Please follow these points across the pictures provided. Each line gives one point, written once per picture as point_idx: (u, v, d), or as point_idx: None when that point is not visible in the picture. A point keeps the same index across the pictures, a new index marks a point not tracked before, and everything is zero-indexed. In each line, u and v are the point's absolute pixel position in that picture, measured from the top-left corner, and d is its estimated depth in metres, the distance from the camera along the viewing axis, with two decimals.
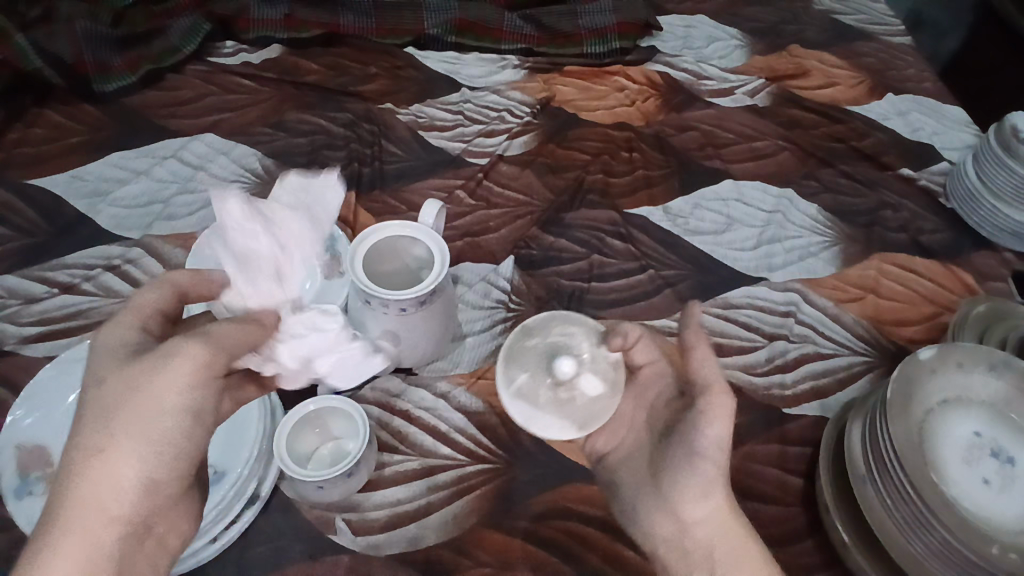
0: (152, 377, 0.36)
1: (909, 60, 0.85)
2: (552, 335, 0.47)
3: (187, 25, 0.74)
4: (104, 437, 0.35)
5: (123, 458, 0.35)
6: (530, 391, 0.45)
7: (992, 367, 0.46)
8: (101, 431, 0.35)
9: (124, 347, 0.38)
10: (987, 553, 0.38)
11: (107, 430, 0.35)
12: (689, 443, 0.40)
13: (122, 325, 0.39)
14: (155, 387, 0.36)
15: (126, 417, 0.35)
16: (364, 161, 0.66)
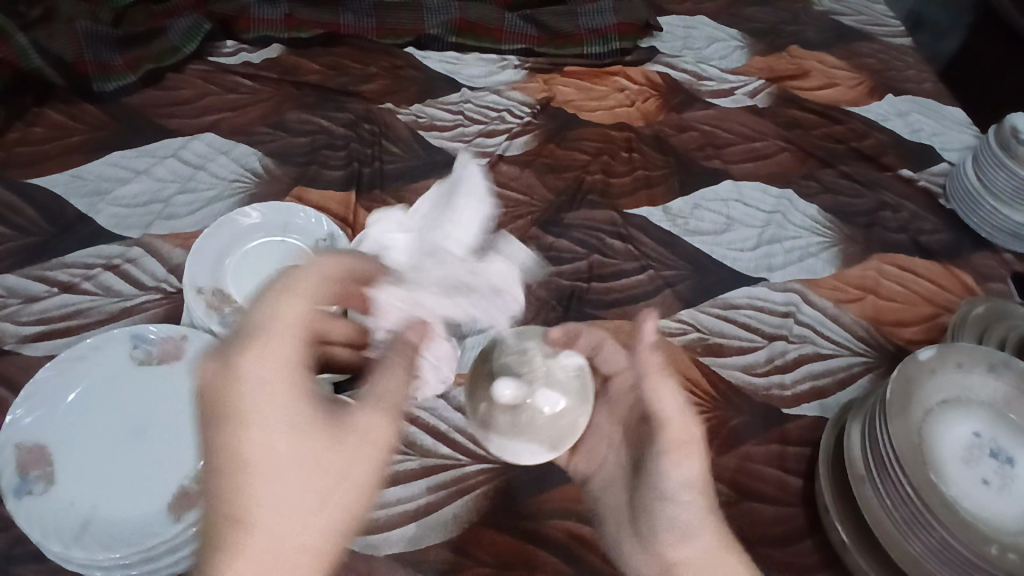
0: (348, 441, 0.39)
1: (909, 60, 0.85)
2: (508, 352, 0.46)
3: (187, 25, 0.74)
4: (305, 485, 0.37)
5: (319, 511, 0.37)
6: (489, 418, 0.45)
7: (992, 367, 0.46)
8: (316, 477, 0.37)
9: (303, 378, 0.38)
10: (987, 553, 0.38)
11: (309, 478, 0.37)
12: (665, 484, 0.46)
13: (293, 345, 0.38)
14: (352, 451, 0.39)
15: (328, 471, 0.37)
16: (365, 161, 0.66)
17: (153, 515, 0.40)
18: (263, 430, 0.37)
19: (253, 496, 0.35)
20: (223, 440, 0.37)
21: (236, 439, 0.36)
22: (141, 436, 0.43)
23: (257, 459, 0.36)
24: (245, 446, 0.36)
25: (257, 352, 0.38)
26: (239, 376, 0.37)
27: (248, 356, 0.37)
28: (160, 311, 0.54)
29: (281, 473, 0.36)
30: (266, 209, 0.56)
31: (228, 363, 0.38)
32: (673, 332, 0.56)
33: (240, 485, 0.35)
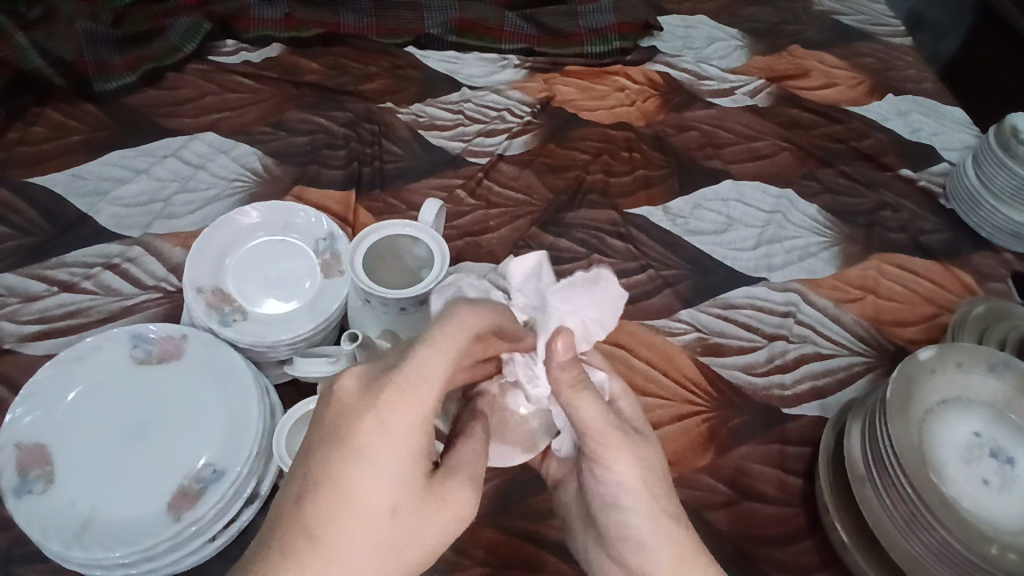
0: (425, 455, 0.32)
1: (908, 60, 0.85)
2: None
3: (187, 24, 0.74)
4: (355, 500, 0.30)
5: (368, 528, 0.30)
6: None
7: (992, 367, 0.46)
8: (374, 490, 0.30)
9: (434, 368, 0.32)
10: (986, 553, 0.38)
11: (363, 491, 0.30)
12: (603, 493, 0.39)
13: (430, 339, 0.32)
14: (409, 471, 0.31)
15: (385, 488, 0.31)
16: (365, 161, 0.66)
17: (152, 514, 0.41)
18: (382, 469, 0.30)
19: (356, 544, 0.30)
20: (352, 472, 0.30)
21: (337, 469, 0.30)
22: (140, 435, 0.43)
23: (400, 494, 0.31)
24: (384, 482, 0.30)
25: (427, 378, 0.31)
26: (395, 409, 0.31)
27: (428, 371, 0.31)
28: (160, 310, 0.54)
29: (345, 531, 0.30)
30: (265, 209, 0.56)
31: (432, 393, 0.31)
32: (673, 332, 0.56)
33: (389, 520, 0.31)
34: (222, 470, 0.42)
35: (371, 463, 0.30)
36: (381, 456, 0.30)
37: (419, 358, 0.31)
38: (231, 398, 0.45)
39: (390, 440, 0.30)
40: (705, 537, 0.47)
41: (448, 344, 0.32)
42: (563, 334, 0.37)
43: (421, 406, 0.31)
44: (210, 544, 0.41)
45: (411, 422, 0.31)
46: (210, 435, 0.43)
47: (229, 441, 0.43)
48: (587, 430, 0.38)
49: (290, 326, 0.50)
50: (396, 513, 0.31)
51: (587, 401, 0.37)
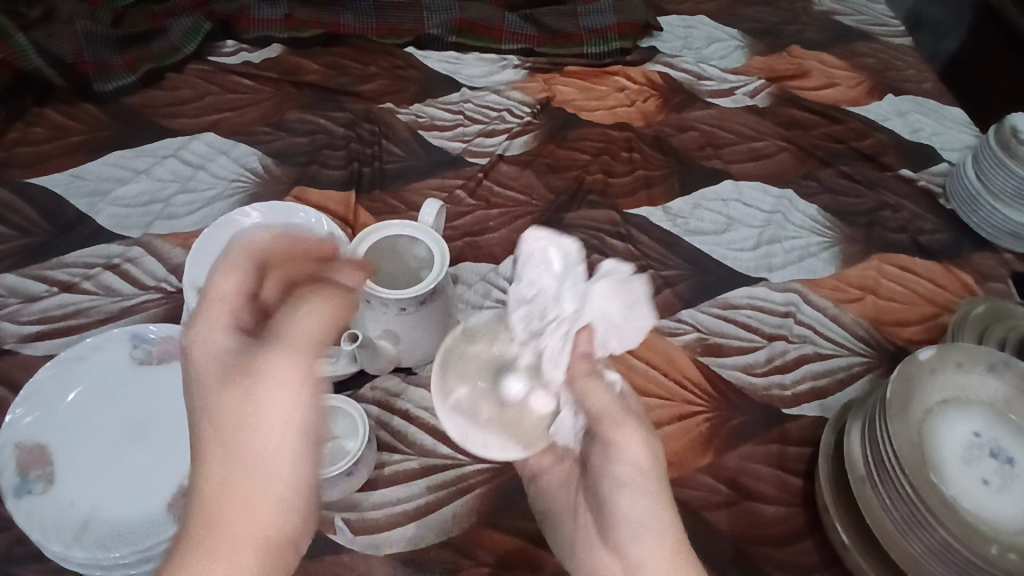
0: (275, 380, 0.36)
1: (908, 60, 0.85)
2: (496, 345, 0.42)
3: (187, 24, 0.74)
4: (237, 425, 0.35)
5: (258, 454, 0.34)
6: (470, 407, 0.40)
7: (992, 367, 0.46)
8: (247, 423, 0.35)
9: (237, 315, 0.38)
10: (987, 553, 0.38)
11: (245, 419, 0.35)
12: (605, 478, 0.40)
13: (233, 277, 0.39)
14: (268, 399, 0.35)
15: (253, 411, 0.35)
16: (365, 161, 0.66)
17: (151, 514, 0.41)
18: (276, 414, 0.35)
19: (257, 484, 0.34)
20: (246, 423, 0.35)
21: (232, 424, 0.35)
22: (139, 435, 0.43)
23: (299, 432, 0.35)
24: (276, 426, 0.35)
25: (311, 333, 0.37)
26: (279, 363, 0.36)
27: (311, 331, 0.37)
28: (160, 310, 0.54)
29: (250, 471, 0.34)
30: (265, 208, 0.56)
31: (306, 347, 0.37)
32: (673, 332, 0.56)
33: (290, 461, 0.35)
34: None
35: (263, 413, 0.35)
36: (270, 406, 0.35)
37: (298, 317, 0.37)
38: None
39: (277, 391, 0.35)
40: (705, 537, 0.47)
41: (324, 306, 0.38)
42: (588, 328, 0.41)
43: (298, 357, 0.36)
44: None
45: (296, 371, 0.36)
46: None
47: None
48: (596, 415, 0.40)
49: None
50: (294, 453, 0.35)
51: (596, 387, 0.41)
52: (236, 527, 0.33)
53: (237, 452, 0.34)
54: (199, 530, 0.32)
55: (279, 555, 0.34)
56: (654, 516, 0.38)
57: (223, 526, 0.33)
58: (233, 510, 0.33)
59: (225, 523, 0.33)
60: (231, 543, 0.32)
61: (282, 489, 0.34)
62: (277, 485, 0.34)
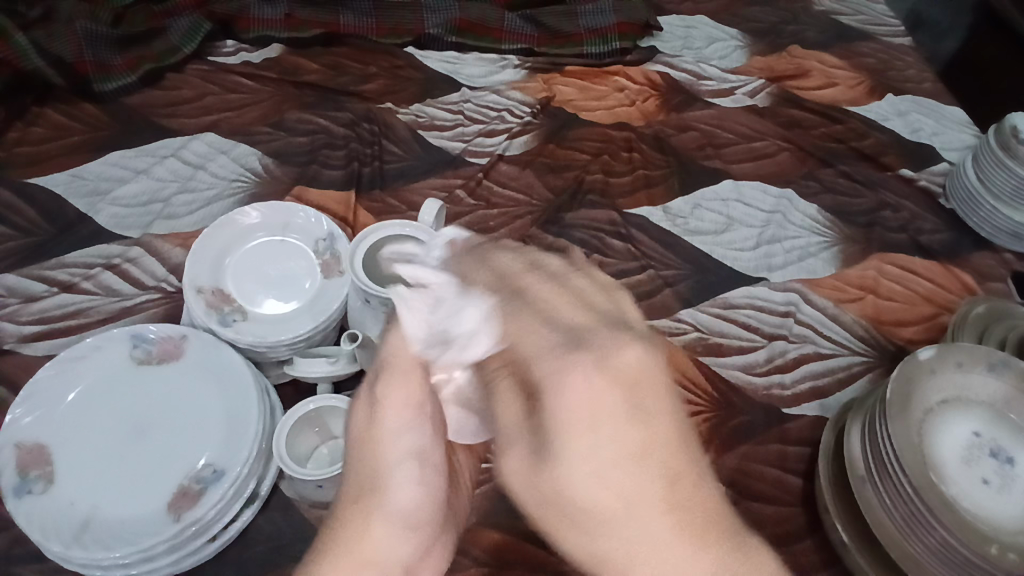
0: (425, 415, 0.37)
1: (908, 60, 0.86)
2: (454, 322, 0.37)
3: (187, 24, 0.74)
4: (392, 452, 0.36)
5: (407, 478, 0.35)
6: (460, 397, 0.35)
7: (992, 367, 0.46)
8: (404, 449, 0.36)
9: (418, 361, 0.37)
10: (987, 553, 0.38)
11: (401, 444, 0.36)
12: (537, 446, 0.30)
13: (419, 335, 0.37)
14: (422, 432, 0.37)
15: (410, 440, 0.36)
16: (365, 161, 0.66)
17: (152, 514, 0.40)
18: (398, 433, 0.36)
19: (383, 493, 0.34)
20: (376, 449, 0.36)
21: (363, 446, 0.37)
22: (139, 435, 0.43)
23: (418, 456, 0.36)
24: (400, 447, 0.36)
25: (406, 350, 0.37)
26: (396, 388, 0.37)
27: (402, 348, 0.37)
28: (160, 310, 0.54)
29: (395, 489, 0.35)
30: (265, 209, 0.56)
31: (415, 364, 0.37)
32: (673, 332, 0.56)
33: (405, 477, 0.35)
34: (222, 471, 0.42)
35: (390, 432, 0.36)
36: (387, 423, 0.36)
37: (394, 337, 0.38)
38: (231, 397, 0.45)
39: (393, 408, 0.36)
40: None
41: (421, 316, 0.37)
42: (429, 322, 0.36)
43: (421, 377, 0.37)
44: (210, 544, 0.41)
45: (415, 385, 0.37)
46: (210, 435, 0.43)
47: (230, 441, 0.43)
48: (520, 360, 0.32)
49: (290, 325, 0.50)
50: (418, 475, 0.36)
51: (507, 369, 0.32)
52: (365, 547, 0.33)
53: (373, 472, 0.35)
54: (332, 549, 0.33)
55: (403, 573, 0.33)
56: (610, 519, 0.28)
57: (357, 544, 0.33)
58: (366, 528, 0.33)
59: (355, 538, 0.33)
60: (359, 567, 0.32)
61: (405, 509, 0.34)
62: (399, 504, 0.34)
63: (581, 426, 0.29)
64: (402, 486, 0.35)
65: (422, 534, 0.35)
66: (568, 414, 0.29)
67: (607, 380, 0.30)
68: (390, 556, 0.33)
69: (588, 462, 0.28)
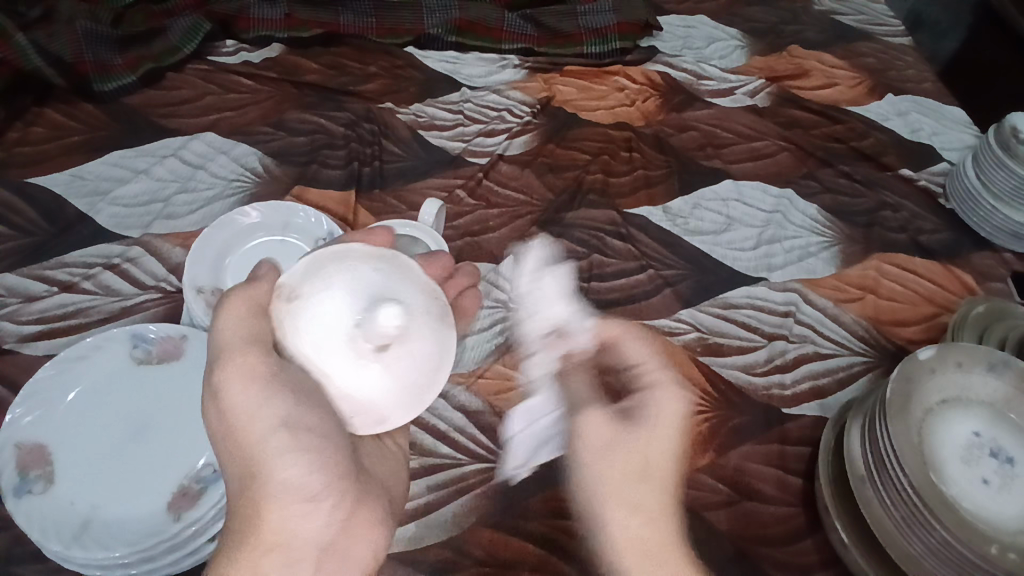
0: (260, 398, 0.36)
1: (908, 60, 0.86)
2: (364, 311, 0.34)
3: (187, 24, 0.74)
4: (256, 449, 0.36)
5: (278, 458, 0.36)
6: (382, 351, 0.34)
7: (992, 367, 0.46)
8: (266, 436, 0.36)
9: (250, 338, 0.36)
10: (987, 553, 0.38)
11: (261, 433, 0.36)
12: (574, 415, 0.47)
13: (238, 317, 0.36)
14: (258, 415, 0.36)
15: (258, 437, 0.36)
16: (365, 161, 0.66)
17: (152, 514, 0.40)
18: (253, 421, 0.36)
19: (263, 464, 0.36)
20: (241, 435, 0.36)
21: (229, 433, 0.37)
22: (139, 435, 0.43)
23: (286, 424, 0.36)
24: (268, 425, 0.36)
25: (238, 338, 0.36)
26: (236, 369, 0.36)
27: (234, 334, 0.36)
28: (160, 310, 0.54)
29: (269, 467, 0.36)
30: (265, 209, 0.56)
31: (258, 346, 0.36)
32: (673, 332, 0.56)
33: (284, 455, 0.36)
34: (222, 471, 0.42)
35: (246, 423, 0.36)
36: (242, 410, 0.36)
37: (222, 318, 0.37)
38: None
39: (243, 392, 0.36)
40: (706, 537, 0.47)
41: (244, 302, 0.37)
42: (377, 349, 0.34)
43: (263, 351, 0.36)
44: (211, 544, 0.40)
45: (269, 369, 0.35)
46: (210, 436, 0.43)
47: None
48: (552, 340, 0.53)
49: None
50: (292, 444, 0.36)
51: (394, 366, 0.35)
52: (258, 498, 0.36)
53: (248, 455, 0.36)
54: (232, 544, 0.35)
55: (305, 542, 0.36)
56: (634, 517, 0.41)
57: (251, 529, 0.36)
58: (258, 510, 0.36)
59: (246, 527, 0.36)
60: (258, 545, 0.35)
61: (292, 483, 0.36)
62: (284, 483, 0.36)
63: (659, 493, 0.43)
64: (279, 464, 0.36)
65: (323, 500, 0.37)
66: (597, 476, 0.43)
67: (644, 449, 0.43)
68: (288, 524, 0.36)
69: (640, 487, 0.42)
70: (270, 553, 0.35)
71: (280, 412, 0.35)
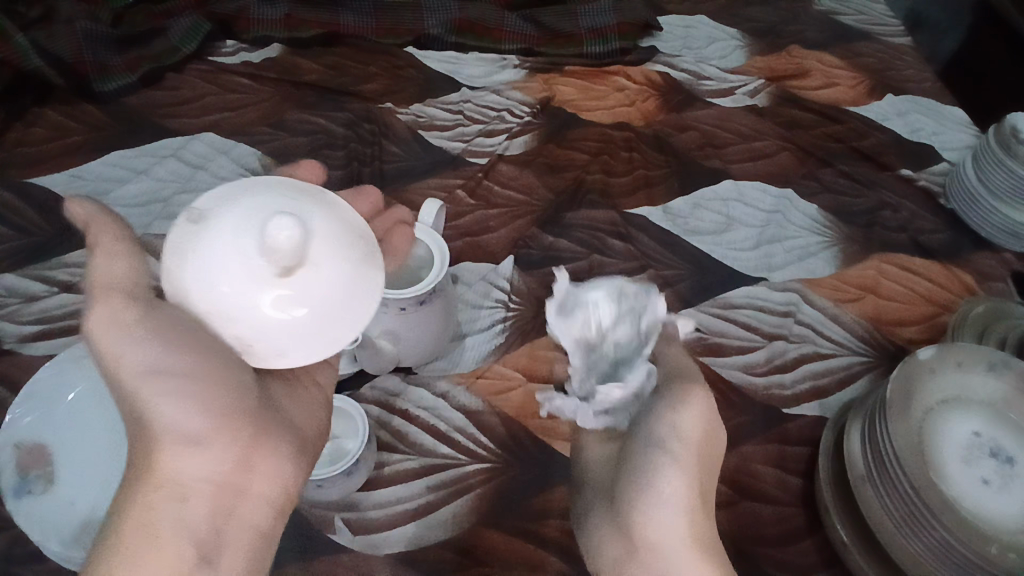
0: (109, 345, 0.33)
1: (908, 60, 0.86)
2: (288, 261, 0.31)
3: (187, 25, 0.74)
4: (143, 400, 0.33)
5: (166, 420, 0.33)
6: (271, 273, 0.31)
7: (992, 367, 0.46)
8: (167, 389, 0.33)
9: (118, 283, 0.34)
10: (987, 553, 0.38)
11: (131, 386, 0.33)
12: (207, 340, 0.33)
13: (117, 257, 0.34)
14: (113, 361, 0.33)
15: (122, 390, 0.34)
16: (365, 162, 0.66)
17: None
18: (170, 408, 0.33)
19: (163, 443, 0.33)
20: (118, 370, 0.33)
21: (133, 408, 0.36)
22: None
23: (151, 368, 0.33)
24: (134, 370, 0.33)
25: (117, 279, 0.34)
26: (103, 312, 0.33)
27: (109, 275, 0.34)
28: None
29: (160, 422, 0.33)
30: None
31: (124, 290, 0.33)
32: None
33: (165, 398, 0.33)
34: None
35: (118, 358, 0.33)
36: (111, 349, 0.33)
37: (93, 263, 0.34)
38: None
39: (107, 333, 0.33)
40: None
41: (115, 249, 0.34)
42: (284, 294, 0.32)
43: (130, 300, 0.33)
44: None
45: (175, 318, 0.33)
46: None
47: None
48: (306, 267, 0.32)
49: None
50: (169, 388, 0.33)
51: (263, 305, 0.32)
52: (151, 475, 0.32)
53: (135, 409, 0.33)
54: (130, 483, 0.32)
55: (216, 487, 0.33)
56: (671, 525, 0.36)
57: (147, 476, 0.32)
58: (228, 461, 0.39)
59: (143, 531, 0.30)
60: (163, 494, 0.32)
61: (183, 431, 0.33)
62: (172, 433, 0.33)
63: (310, 424, 0.40)
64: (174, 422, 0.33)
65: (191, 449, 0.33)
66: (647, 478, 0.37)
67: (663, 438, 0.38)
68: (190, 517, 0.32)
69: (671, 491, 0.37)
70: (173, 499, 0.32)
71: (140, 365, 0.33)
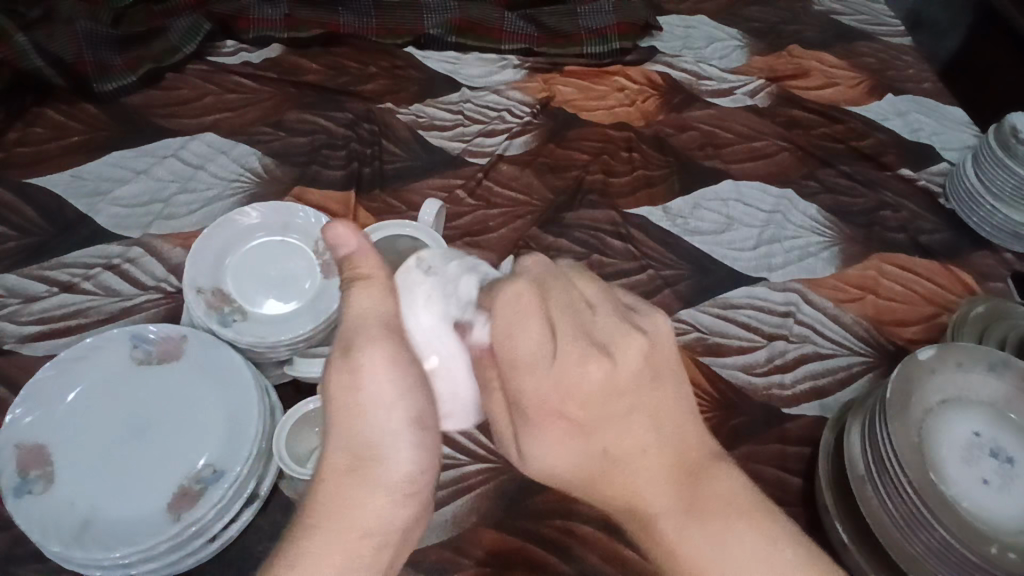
0: (350, 381, 0.41)
1: (908, 60, 0.86)
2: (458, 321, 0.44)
3: (187, 24, 0.74)
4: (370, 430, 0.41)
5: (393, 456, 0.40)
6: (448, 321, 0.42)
7: (992, 367, 0.46)
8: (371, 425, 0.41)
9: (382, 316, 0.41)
10: (986, 553, 0.38)
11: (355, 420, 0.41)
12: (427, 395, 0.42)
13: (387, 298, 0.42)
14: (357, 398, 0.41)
15: (340, 420, 0.41)
16: (365, 162, 0.66)
17: (152, 514, 0.40)
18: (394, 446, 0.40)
19: (378, 469, 0.40)
20: (355, 399, 0.41)
21: (346, 414, 0.41)
22: (139, 435, 0.43)
23: (413, 420, 0.41)
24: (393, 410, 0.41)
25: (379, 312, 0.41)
26: (380, 350, 0.40)
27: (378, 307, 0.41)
28: (160, 311, 0.54)
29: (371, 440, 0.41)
30: (265, 209, 0.56)
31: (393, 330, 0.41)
32: (673, 332, 0.56)
33: (396, 441, 0.40)
34: (222, 471, 0.42)
35: (362, 394, 0.41)
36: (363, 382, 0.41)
37: (357, 297, 0.41)
38: (231, 399, 0.45)
39: (380, 369, 0.40)
40: None
41: (376, 285, 0.42)
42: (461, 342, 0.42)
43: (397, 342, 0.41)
44: (210, 544, 0.42)
45: (408, 364, 0.41)
46: (208, 435, 0.43)
47: (230, 441, 0.43)
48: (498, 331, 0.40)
49: (289, 326, 0.50)
50: (414, 435, 0.41)
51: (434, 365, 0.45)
52: (350, 514, 0.38)
53: (361, 445, 0.41)
54: (321, 513, 0.38)
55: (396, 532, 0.40)
56: (580, 460, 0.41)
57: (342, 510, 0.39)
58: (362, 484, 0.39)
59: (349, 532, 0.38)
60: (350, 529, 0.38)
61: (401, 472, 0.40)
62: (393, 472, 0.40)
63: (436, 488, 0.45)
64: (398, 456, 0.40)
65: (411, 502, 0.40)
66: (543, 447, 0.42)
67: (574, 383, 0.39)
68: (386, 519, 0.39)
69: (577, 444, 0.41)
70: (358, 538, 0.38)
71: (401, 397, 0.41)
